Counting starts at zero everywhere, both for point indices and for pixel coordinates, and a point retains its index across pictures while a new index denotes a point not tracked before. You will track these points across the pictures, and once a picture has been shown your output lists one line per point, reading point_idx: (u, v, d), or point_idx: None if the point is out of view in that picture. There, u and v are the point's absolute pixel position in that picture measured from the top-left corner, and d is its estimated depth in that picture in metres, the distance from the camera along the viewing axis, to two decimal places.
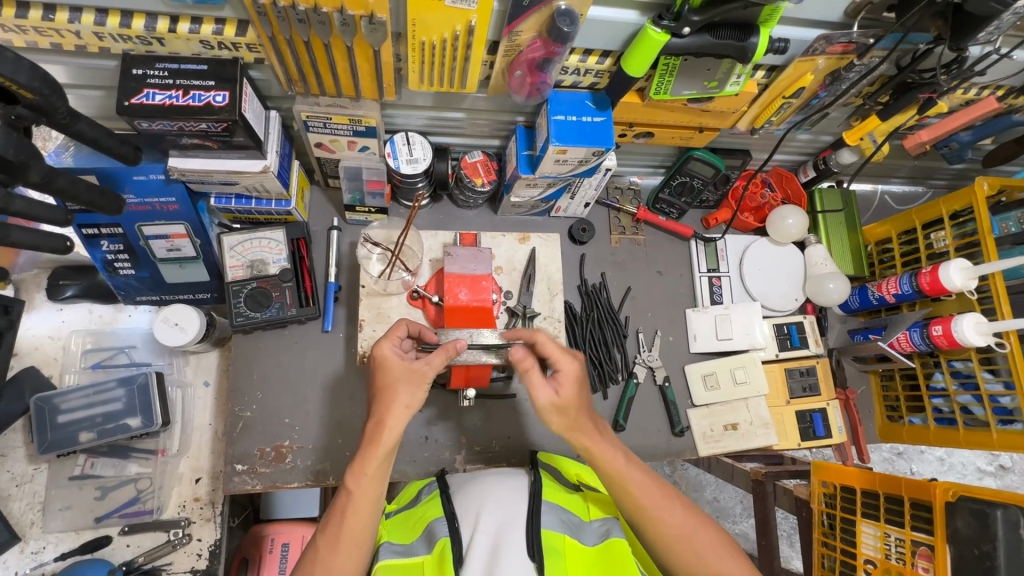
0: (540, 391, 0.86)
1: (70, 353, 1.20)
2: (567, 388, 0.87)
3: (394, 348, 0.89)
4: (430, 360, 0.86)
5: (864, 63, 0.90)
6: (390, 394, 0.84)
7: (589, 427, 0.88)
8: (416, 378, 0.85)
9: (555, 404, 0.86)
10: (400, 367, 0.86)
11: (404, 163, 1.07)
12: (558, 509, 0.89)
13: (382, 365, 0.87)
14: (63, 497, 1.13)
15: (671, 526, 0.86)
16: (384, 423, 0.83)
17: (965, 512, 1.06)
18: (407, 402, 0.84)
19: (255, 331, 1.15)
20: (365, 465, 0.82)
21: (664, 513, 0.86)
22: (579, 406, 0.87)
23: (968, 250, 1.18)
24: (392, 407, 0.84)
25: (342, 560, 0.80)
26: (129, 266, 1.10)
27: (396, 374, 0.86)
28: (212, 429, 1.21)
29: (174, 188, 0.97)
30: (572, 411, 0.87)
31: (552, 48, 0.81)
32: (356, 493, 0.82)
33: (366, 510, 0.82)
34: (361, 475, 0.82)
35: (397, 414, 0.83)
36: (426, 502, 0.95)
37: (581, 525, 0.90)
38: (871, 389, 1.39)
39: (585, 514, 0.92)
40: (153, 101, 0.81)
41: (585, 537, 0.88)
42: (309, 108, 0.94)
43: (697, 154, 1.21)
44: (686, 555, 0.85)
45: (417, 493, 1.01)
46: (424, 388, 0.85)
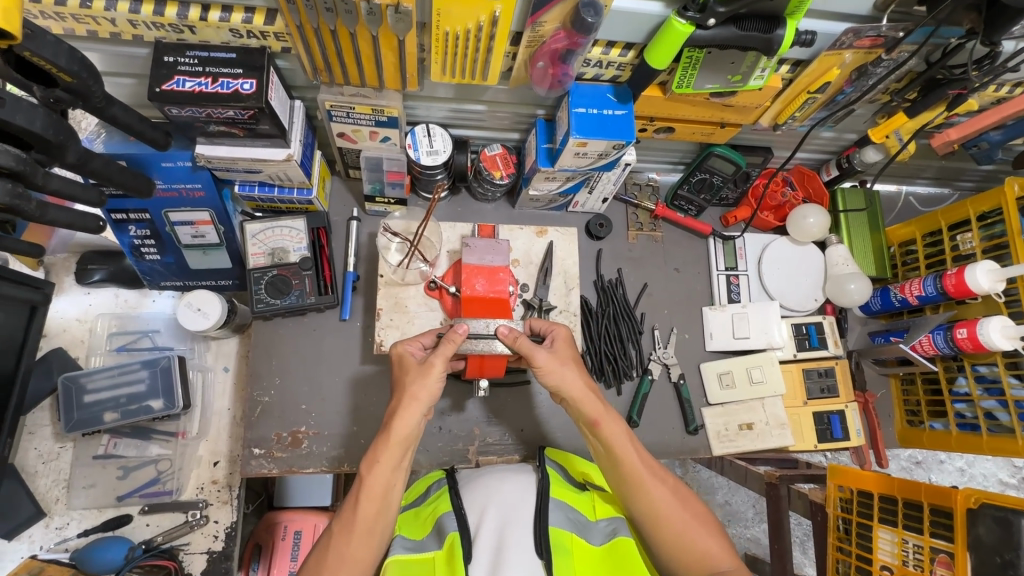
0: (536, 353, 0.90)
1: (97, 336, 1.23)
2: (560, 351, 0.94)
3: (416, 349, 0.94)
4: (437, 352, 0.88)
5: (892, 58, 0.88)
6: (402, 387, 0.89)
7: (591, 395, 0.92)
8: (426, 369, 0.88)
9: (549, 359, 0.91)
10: (414, 362, 0.90)
11: (424, 155, 1.09)
12: (565, 507, 0.89)
13: (399, 362, 0.92)
14: (87, 475, 1.16)
15: (658, 503, 0.86)
16: (397, 413, 0.87)
17: (987, 520, 1.03)
18: (415, 393, 0.87)
19: (274, 318, 1.17)
20: (379, 452, 0.85)
21: (653, 488, 0.87)
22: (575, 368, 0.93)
23: (995, 253, 1.15)
24: (402, 398, 0.87)
25: (356, 549, 0.81)
26: (155, 251, 1.12)
27: (409, 369, 0.90)
28: (231, 414, 1.23)
29: (200, 175, 0.99)
30: (565, 365, 0.92)
31: (576, 39, 0.81)
32: (368, 481, 0.84)
33: (378, 500, 0.83)
34: (373, 464, 0.84)
35: (407, 406, 0.87)
36: (434, 498, 0.96)
37: (588, 524, 0.89)
38: (891, 393, 1.36)
39: (592, 514, 0.92)
40: (183, 88, 0.83)
41: (592, 535, 0.88)
42: (333, 98, 0.95)
43: (717, 150, 1.20)
44: (670, 533, 0.85)
45: (428, 488, 1.02)
46: (434, 378, 0.88)
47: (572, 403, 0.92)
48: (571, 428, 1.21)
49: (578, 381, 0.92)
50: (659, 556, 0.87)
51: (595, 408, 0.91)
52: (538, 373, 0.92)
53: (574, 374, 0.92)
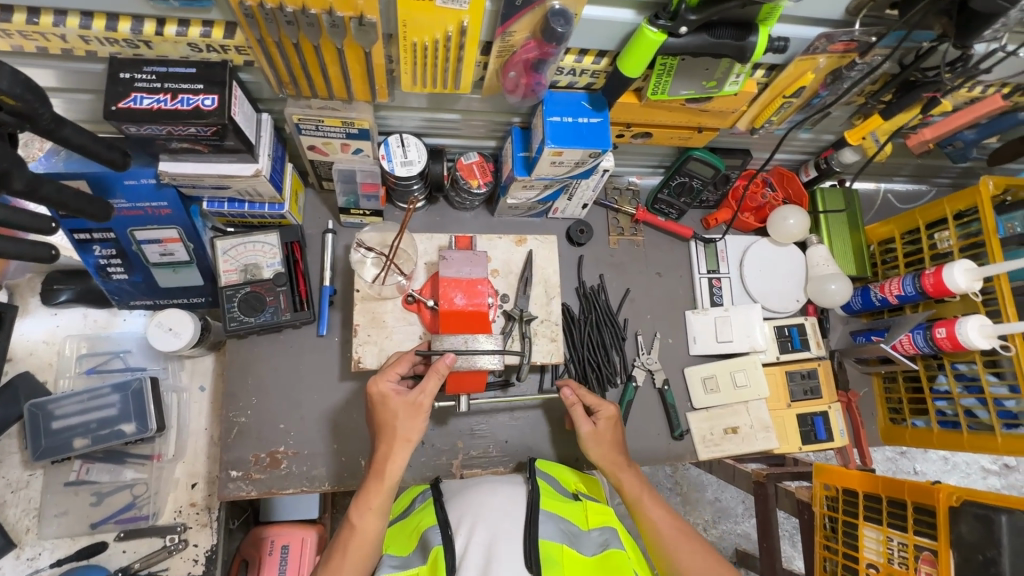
0: (581, 423, 1.00)
1: (65, 358, 1.19)
2: (602, 433, 0.99)
3: (392, 384, 0.90)
4: (424, 390, 0.88)
5: (866, 62, 0.88)
6: (389, 429, 0.87)
7: (612, 444, 0.99)
8: (414, 411, 0.88)
9: (588, 435, 0.99)
10: (397, 404, 0.88)
11: (398, 165, 1.06)
12: (557, 518, 0.88)
13: (382, 403, 0.89)
14: (59, 503, 1.13)
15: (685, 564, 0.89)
16: (389, 457, 0.87)
17: (968, 517, 1.04)
18: (406, 435, 0.87)
19: (249, 336, 1.14)
20: (371, 500, 0.85)
21: (681, 551, 0.91)
22: (608, 443, 0.99)
23: (972, 251, 1.16)
24: (393, 441, 0.87)
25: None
26: (122, 270, 1.09)
27: (395, 410, 0.88)
28: (208, 434, 1.20)
29: (165, 193, 0.96)
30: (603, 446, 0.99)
31: (546, 49, 0.79)
32: (359, 527, 0.84)
33: (365, 547, 0.84)
34: (365, 509, 0.85)
35: (399, 449, 0.87)
36: (419, 512, 0.94)
37: (579, 534, 0.89)
38: (874, 391, 1.37)
39: (584, 523, 0.91)
40: (141, 106, 0.80)
41: (583, 546, 0.87)
42: (300, 111, 0.92)
43: (696, 154, 1.20)
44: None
45: (411, 504, 1.00)
46: (423, 420, 0.88)
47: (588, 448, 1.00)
48: (556, 438, 1.20)
49: (611, 454, 0.99)
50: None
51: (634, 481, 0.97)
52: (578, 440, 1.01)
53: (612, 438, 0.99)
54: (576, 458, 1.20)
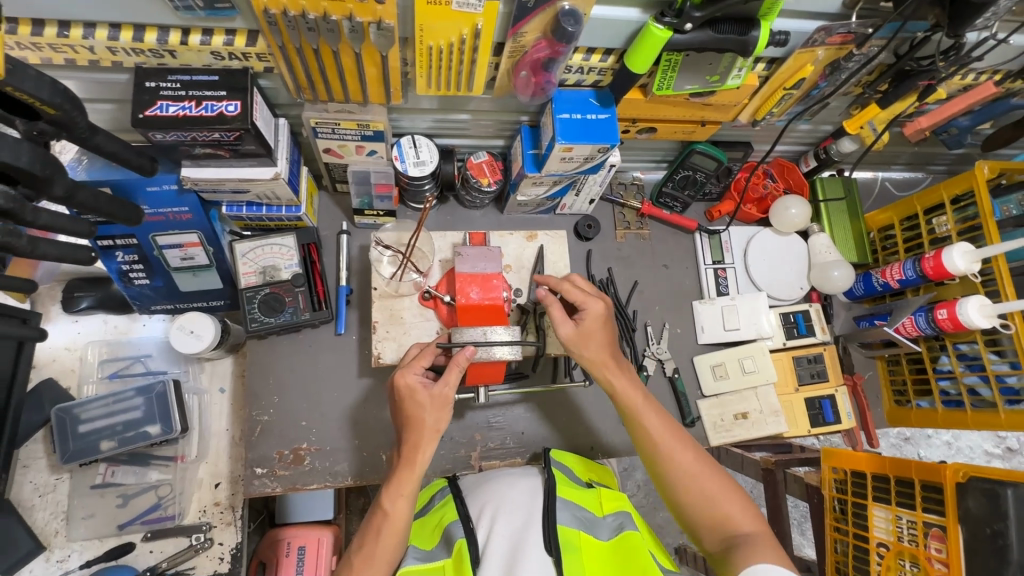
0: (562, 324, 0.95)
1: (87, 364, 1.21)
2: (586, 331, 0.95)
3: (417, 377, 0.92)
4: (447, 382, 0.91)
5: (863, 53, 0.91)
6: (417, 422, 0.90)
7: (598, 346, 0.96)
8: (440, 402, 0.91)
9: (572, 334, 0.95)
10: (424, 397, 0.90)
11: (411, 166, 1.09)
12: (573, 506, 0.90)
13: (409, 396, 0.91)
14: (86, 506, 1.15)
15: (680, 464, 0.89)
16: (419, 447, 0.89)
17: (975, 492, 1.08)
18: (435, 426, 0.91)
19: (268, 337, 1.16)
20: (402, 486, 0.88)
21: (677, 454, 0.89)
22: (598, 348, 0.95)
23: (970, 234, 1.19)
24: (423, 433, 0.90)
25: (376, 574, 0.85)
26: (144, 275, 1.11)
27: (422, 402, 0.90)
28: (230, 435, 1.23)
29: (186, 198, 0.99)
30: (588, 343, 0.94)
31: (557, 48, 0.82)
32: (392, 513, 0.87)
33: (397, 534, 0.87)
34: (396, 494, 0.88)
35: (428, 440, 0.90)
36: (440, 508, 0.97)
37: (595, 520, 0.90)
38: (878, 374, 1.41)
39: (599, 509, 0.93)
40: (167, 113, 0.83)
41: (599, 530, 0.89)
42: (318, 115, 0.95)
43: (699, 147, 1.23)
44: (692, 488, 0.87)
45: (431, 498, 1.03)
46: (450, 411, 0.92)
47: (575, 352, 0.96)
48: (570, 428, 1.23)
49: (597, 353, 0.95)
50: (691, 520, 0.87)
51: (625, 383, 0.95)
52: (562, 343, 0.96)
53: (600, 347, 0.95)
54: (591, 447, 1.23)
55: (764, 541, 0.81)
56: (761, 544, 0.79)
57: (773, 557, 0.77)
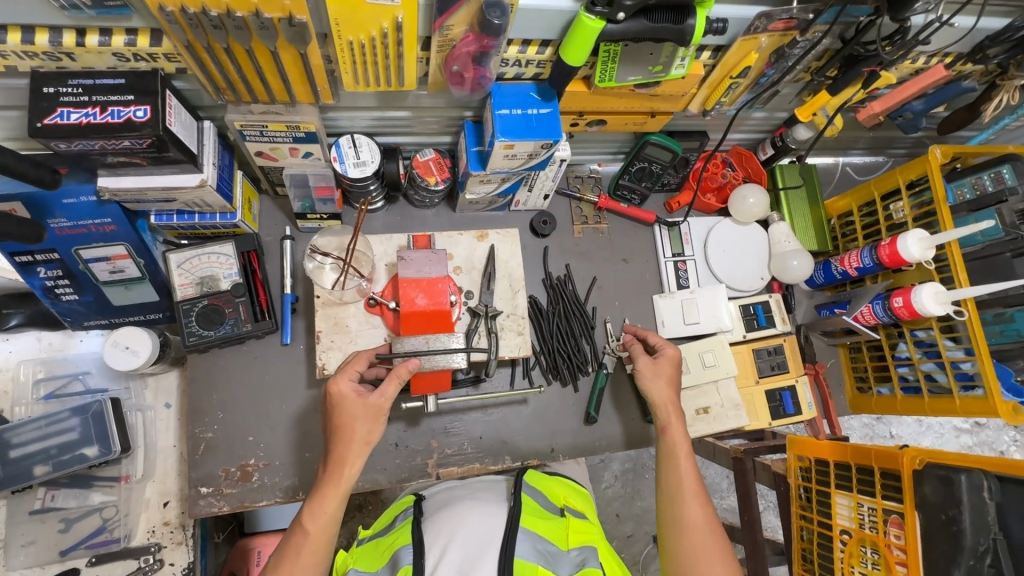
0: (641, 357, 1.09)
1: (20, 384, 1.15)
2: (660, 367, 1.08)
3: (350, 384, 0.90)
4: (384, 391, 0.89)
5: (807, 39, 0.87)
6: (347, 432, 0.88)
7: (670, 394, 1.05)
8: (374, 413, 0.89)
9: (647, 365, 1.08)
10: (356, 406, 0.88)
11: (351, 167, 1.04)
12: (534, 536, 0.88)
13: (339, 404, 0.89)
14: (26, 532, 1.10)
15: (693, 518, 0.91)
16: (346, 460, 0.87)
17: (932, 479, 1.08)
18: (366, 437, 0.88)
19: (211, 350, 1.11)
20: (325, 504, 0.85)
21: (690, 505, 0.93)
22: (661, 387, 1.05)
23: (925, 220, 1.18)
24: (351, 443, 0.88)
25: None
26: (72, 291, 1.05)
27: (353, 411, 0.88)
28: (177, 451, 1.18)
29: (108, 209, 0.93)
30: (657, 379, 1.06)
31: (486, 42, 0.78)
32: (313, 532, 0.85)
33: (319, 551, 0.85)
34: (317, 510, 0.85)
35: (357, 451, 0.88)
36: (398, 529, 0.94)
37: (557, 553, 0.89)
38: (840, 361, 1.40)
39: (564, 542, 0.91)
40: (69, 121, 0.77)
41: (559, 565, 0.87)
42: (242, 117, 0.90)
43: (654, 138, 1.20)
44: (693, 547, 0.89)
45: (394, 517, 1.00)
46: (383, 420, 0.90)
47: (643, 387, 1.07)
48: (530, 429, 1.21)
49: (663, 392, 1.05)
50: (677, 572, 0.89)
51: (677, 428, 1.01)
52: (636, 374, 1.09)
53: (661, 389, 1.05)
54: (552, 448, 1.20)
55: None
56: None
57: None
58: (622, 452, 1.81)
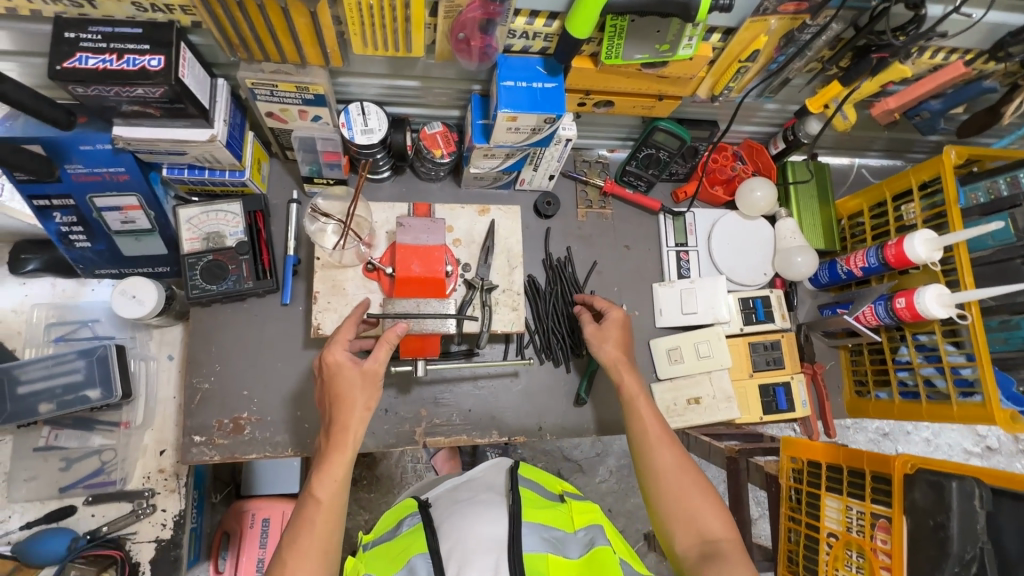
0: (585, 324, 1.09)
1: (33, 326, 1.20)
2: (606, 330, 1.07)
3: (346, 354, 0.91)
4: (375, 356, 0.90)
5: (818, 23, 0.87)
6: (347, 400, 0.88)
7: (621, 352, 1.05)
8: (370, 380, 0.90)
9: (593, 332, 1.07)
10: (354, 374, 0.89)
11: (359, 133, 1.06)
12: (540, 528, 0.88)
13: (337, 372, 0.89)
14: (29, 468, 1.15)
15: (666, 464, 0.92)
16: (348, 427, 0.87)
17: (922, 484, 1.06)
18: (366, 404, 0.89)
19: (213, 304, 1.15)
20: (336, 471, 0.85)
21: (661, 452, 0.94)
22: (611, 346, 1.05)
23: (935, 222, 1.15)
24: (352, 411, 0.88)
25: (311, 567, 0.80)
26: (85, 238, 1.09)
27: (351, 380, 0.89)
28: (177, 402, 1.22)
29: (122, 159, 0.96)
30: (604, 343, 1.06)
31: (491, 8, 0.80)
32: (325, 500, 0.84)
33: (332, 517, 0.84)
34: (325, 477, 0.85)
35: (358, 418, 0.88)
36: (408, 534, 0.91)
37: (565, 536, 0.90)
38: (840, 363, 1.38)
39: (570, 525, 0.92)
40: (86, 66, 0.80)
41: (569, 547, 0.87)
42: (253, 75, 0.92)
43: (662, 125, 1.19)
44: (674, 489, 0.90)
45: (400, 521, 0.98)
46: (380, 386, 0.91)
47: (594, 349, 1.06)
48: (520, 408, 1.22)
49: (613, 353, 1.04)
50: (665, 518, 0.90)
51: (634, 382, 1.01)
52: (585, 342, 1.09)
53: (610, 348, 1.05)
54: (539, 426, 1.21)
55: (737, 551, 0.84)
56: (735, 561, 0.82)
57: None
58: (619, 446, 1.81)
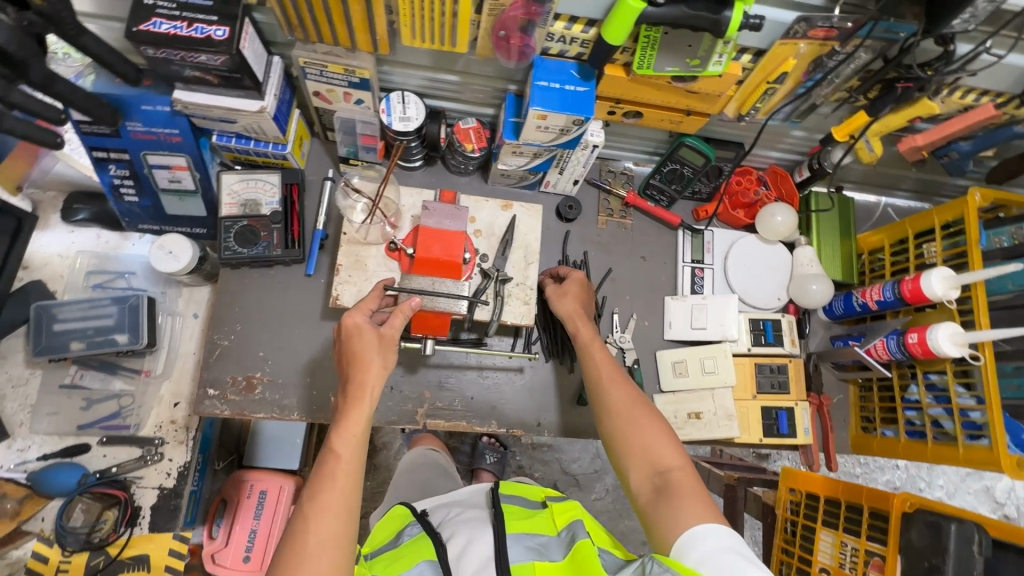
0: (547, 287, 1.16)
1: (75, 272, 1.28)
2: (564, 288, 1.14)
3: (365, 318, 0.94)
4: (391, 323, 0.94)
5: (846, 51, 0.90)
6: (364, 360, 0.90)
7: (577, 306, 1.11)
8: (386, 345, 0.92)
9: (554, 292, 1.14)
10: (372, 335, 0.92)
11: (396, 120, 1.12)
12: (525, 537, 0.83)
13: (355, 332, 0.93)
14: (52, 403, 1.21)
15: (616, 401, 0.94)
16: (365, 384, 0.89)
17: (920, 524, 1.04)
18: (382, 364, 0.91)
19: (242, 268, 1.20)
20: (353, 426, 0.85)
21: (613, 389, 0.95)
22: (569, 302, 1.11)
23: (955, 262, 1.15)
24: (370, 367, 0.90)
25: (328, 525, 0.76)
26: (134, 192, 1.17)
27: (368, 340, 0.92)
28: (196, 358, 1.27)
29: (178, 121, 1.04)
30: (563, 298, 1.12)
31: (533, 8, 0.85)
32: (343, 454, 0.83)
33: (353, 475, 0.82)
34: (343, 428, 0.85)
35: (375, 374, 0.90)
36: (413, 543, 0.85)
37: (548, 541, 0.82)
38: (849, 399, 1.36)
39: (553, 526, 0.85)
40: (159, 30, 0.87)
41: (554, 551, 0.80)
42: (306, 54, 0.99)
43: (688, 141, 1.23)
44: (624, 423, 0.91)
45: (400, 530, 0.92)
46: (395, 350, 0.93)
47: (554, 306, 1.13)
48: (521, 402, 1.24)
49: (571, 307, 1.11)
50: (620, 455, 0.89)
51: (587, 329, 1.06)
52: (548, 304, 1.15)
53: (568, 303, 1.11)
54: (538, 423, 1.23)
55: (690, 479, 0.82)
56: (686, 487, 0.81)
57: (697, 504, 0.78)
58: None
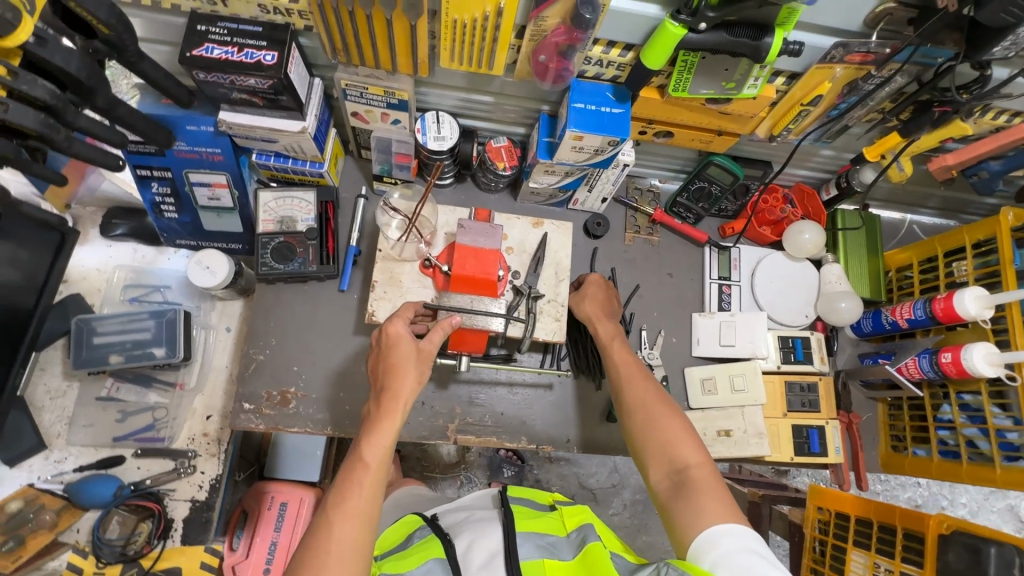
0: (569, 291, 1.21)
1: (112, 286, 1.31)
2: (584, 291, 1.19)
3: (405, 328, 0.96)
4: (430, 338, 0.95)
5: (882, 75, 0.91)
6: (401, 371, 0.91)
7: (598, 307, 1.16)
8: (423, 360, 0.94)
9: (575, 296, 1.19)
10: (409, 348, 0.93)
11: (431, 139, 1.14)
12: (535, 536, 0.81)
13: (394, 343, 0.94)
14: (88, 415, 1.23)
15: (636, 396, 0.96)
16: (400, 396, 0.90)
17: (958, 546, 1.03)
18: (418, 378, 0.93)
19: (276, 283, 1.22)
20: (382, 434, 0.86)
21: (633, 385, 0.98)
22: (587, 305, 1.16)
23: (988, 281, 1.15)
24: (406, 378, 0.91)
25: (346, 528, 0.77)
26: (174, 209, 1.20)
27: (404, 352, 0.93)
28: (228, 372, 1.29)
29: (220, 141, 1.06)
30: (583, 301, 1.17)
31: (575, 34, 0.87)
32: (373, 464, 0.84)
33: (379, 483, 0.83)
34: (375, 435, 0.86)
35: (410, 385, 0.91)
36: (421, 544, 0.83)
37: (557, 541, 0.81)
38: (877, 417, 1.35)
39: (563, 528, 0.84)
40: (211, 55, 0.90)
41: (565, 552, 0.79)
42: (348, 77, 1.02)
43: (717, 159, 1.24)
44: (642, 418, 0.93)
45: (411, 534, 0.90)
46: (430, 363, 0.95)
47: (575, 307, 1.17)
48: (550, 418, 1.24)
49: (591, 308, 1.15)
50: (640, 450, 0.91)
51: (606, 329, 1.11)
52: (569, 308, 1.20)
53: (588, 305, 1.16)
54: (567, 439, 1.23)
55: (708, 474, 0.84)
56: (704, 484, 0.82)
57: (714, 500, 0.79)
58: (637, 481, 1.80)
